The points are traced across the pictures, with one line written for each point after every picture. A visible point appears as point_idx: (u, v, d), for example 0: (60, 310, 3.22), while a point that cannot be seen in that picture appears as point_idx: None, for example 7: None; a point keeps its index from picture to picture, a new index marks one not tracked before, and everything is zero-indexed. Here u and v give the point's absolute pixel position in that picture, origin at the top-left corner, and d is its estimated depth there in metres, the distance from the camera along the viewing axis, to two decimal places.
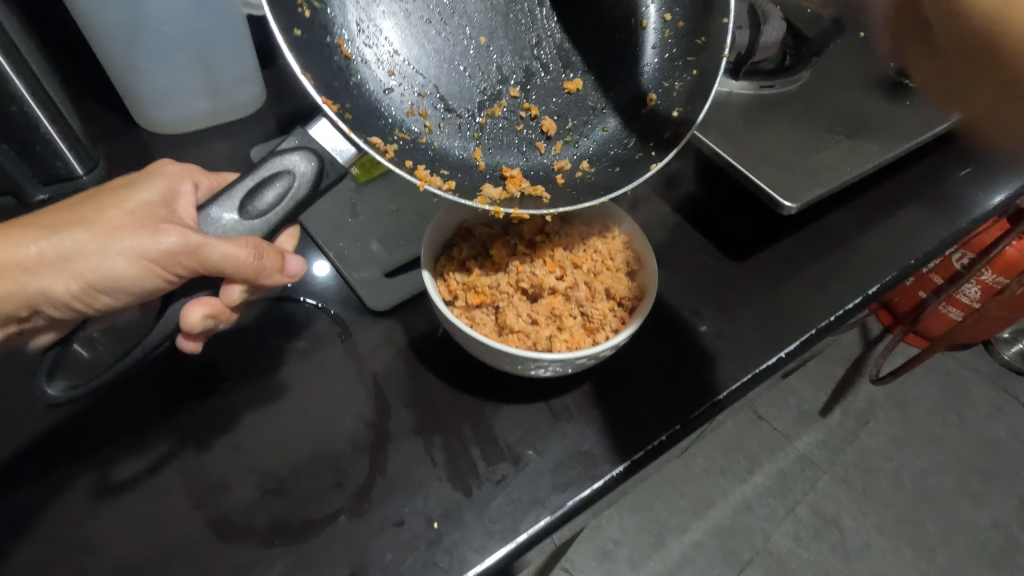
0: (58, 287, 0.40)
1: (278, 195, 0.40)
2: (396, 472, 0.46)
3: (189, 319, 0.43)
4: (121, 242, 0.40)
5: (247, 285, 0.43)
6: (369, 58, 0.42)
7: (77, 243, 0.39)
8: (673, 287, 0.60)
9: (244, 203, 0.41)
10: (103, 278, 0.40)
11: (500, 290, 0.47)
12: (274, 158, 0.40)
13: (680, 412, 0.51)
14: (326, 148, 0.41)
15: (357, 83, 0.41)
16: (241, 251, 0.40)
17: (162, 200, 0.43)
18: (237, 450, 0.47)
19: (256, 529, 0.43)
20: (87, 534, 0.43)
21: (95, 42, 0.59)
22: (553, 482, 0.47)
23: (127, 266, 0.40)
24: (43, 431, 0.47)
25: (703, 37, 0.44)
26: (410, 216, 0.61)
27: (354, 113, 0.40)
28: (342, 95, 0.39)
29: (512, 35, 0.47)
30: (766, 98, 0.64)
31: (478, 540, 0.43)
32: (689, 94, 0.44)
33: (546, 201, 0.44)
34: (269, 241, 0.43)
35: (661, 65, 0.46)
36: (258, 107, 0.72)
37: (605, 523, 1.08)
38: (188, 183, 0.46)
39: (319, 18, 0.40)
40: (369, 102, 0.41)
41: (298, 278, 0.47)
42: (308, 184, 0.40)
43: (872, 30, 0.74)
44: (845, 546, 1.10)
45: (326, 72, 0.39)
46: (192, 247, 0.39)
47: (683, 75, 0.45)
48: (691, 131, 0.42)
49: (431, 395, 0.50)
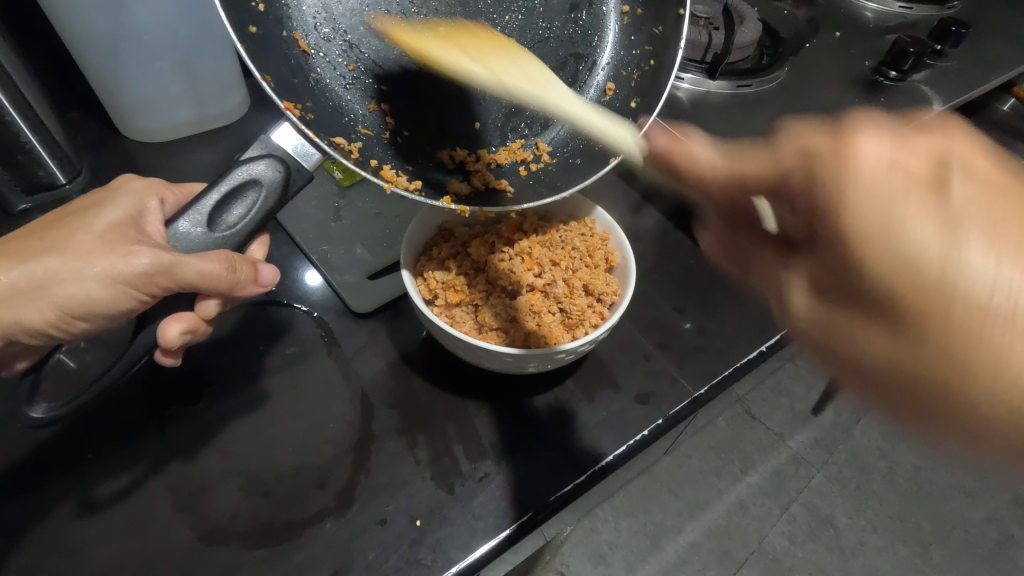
0: (33, 316, 0.40)
1: (248, 206, 0.41)
2: (380, 472, 0.46)
3: (168, 335, 0.43)
4: (94, 268, 0.40)
5: (223, 299, 0.44)
6: (328, 55, 0.42)
7: (52, 270, 0.40)
8: (656, 286, 0.61)
9: (213, 217, 0.41)
10: (76, 304, 0.41)
11: (478, 288, 0.47)
12: (239, 167, 0.40)
13: (663, 406, 0.52)
14: (291, 157, 0.42)
15: (314, 79, 0.41)
16: (215, 266, 0.41)
17: (132, 218, 0.43)
18: (220, 453, 0.47)
19: (238, 532, 0.43)
20: (69, 540, 0.42)
21: (76, 51, 0.59)
22: (536, 479, 0.47)
23: (103, 290, 0.40)
24: (22, 439, 0.47)
25: (660, 24, 0.43)
26: (393, 220, 0.61)
27: (314, 110, 0.39)
28: (303, 95, 0.39)
29: (469, 20, 0.45)
30: (744, 96, 0.65)
31: (461, 538, 0.44)
32: (647, 84, 0.43)
33: (511, 196, 0.42)
34: (241, 253, 0.44)
35: (624, 54, 0.46)
36: (241, 115, 0.73)
37: (600, 526, 1.08)
38: (154, 198, 0.46)
39: (273, 11, 0.39)
40: (329, 99, 0.41)
41: (271, 287, 0.48)
42: (276, 194, 0.41)
43: (849, 30, 0.76)
44: (840, 545, 1.11)
45: (285, 71, 0.39)
46: (166, 266, 0.39)
47: (643, 63, 0.44)
48: (653, 118, 0.40)
49: (415, 396, 0.50)
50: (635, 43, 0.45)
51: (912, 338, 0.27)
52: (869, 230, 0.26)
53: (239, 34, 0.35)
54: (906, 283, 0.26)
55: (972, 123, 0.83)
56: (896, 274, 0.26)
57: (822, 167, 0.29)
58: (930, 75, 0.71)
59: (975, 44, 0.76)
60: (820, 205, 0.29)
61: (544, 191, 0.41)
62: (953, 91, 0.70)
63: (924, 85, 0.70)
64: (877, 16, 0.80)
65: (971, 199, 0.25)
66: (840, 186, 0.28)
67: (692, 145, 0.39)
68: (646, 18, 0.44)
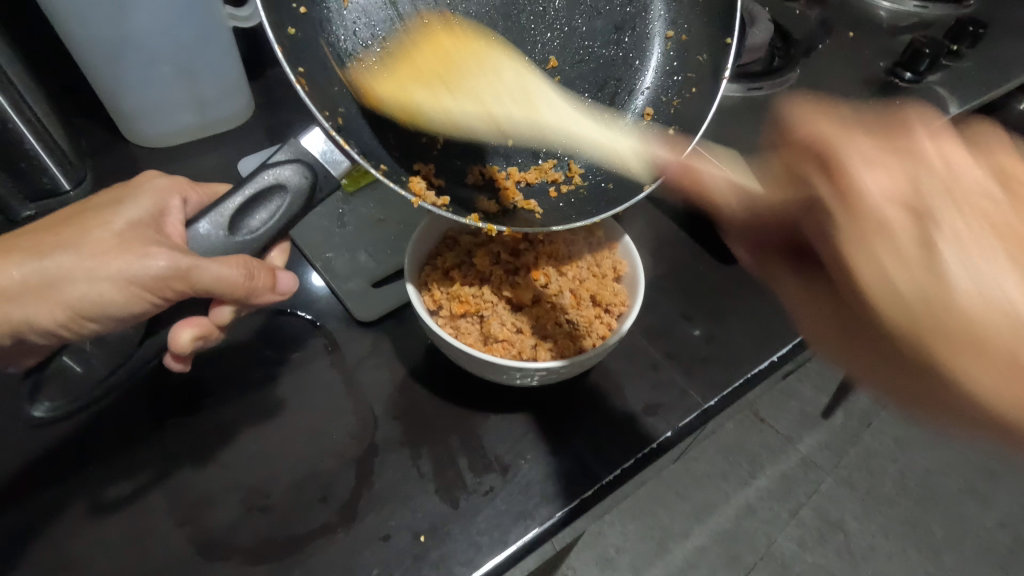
0: (44, 314, 0.40)
1: (272, 212, 0.40)
2: (384, 486, 0.45)
3: (179, 340, 0.43)
4: (107, 267, 0.39)
5: (237, 306, 0.43)
6: (365, 62, 0.40)
7: (66, 267, 0.39)
8: (665, 294, 0.60)
9: (234, 220, 0.41)
10: (87, 304, 0.40)
11: (484, 299, 0.46)
12: (264, 172, 0.39)
13: (671, 418, 0.51)
14: (319, 161, 0.40)
15: (351, 83, 0.39)
16: (231, 272, 0.40)
17: (152, 216, 0.43)
18: (222, 465, 0.46)
19: (241, 546, 0.42)
20: (70, 553, 0.42)
21: (80, 56, 0.59)
22: (542, 493, 0.46)
23: (114, 291, 0.40)
24: (23, 448, 0.46)
25: (705, 54, 0.43)
26: (397, 225, 0.60)
27: (350, 118, 0.37)
28: (338, 97, 0.37)
29: (512, 36, 0.44)
30: (754, 100, 0.64)
31: (465, 554, 0.43)
32: (688, 110, 0.43)
33: (538, 217, 0.42)
34: (258, 258, 0.43)
35: (665, 80, 0.45)
36: (246, 119, 0.72)
37: (606, 529, 1.07)
38: (176, 198, 0.45)
39: (314, 16, 0.38)
40: (366, 105, 0.39)
41: (289, 294, 0.47)
42: (302, 199, 0.40)
43: (862, 30, 0.74)
44: (849, 549, 1.10)
45: (324, 72, 0.37)
46: (182, 270, 0.39)
47: (684, 92, 0.44)
48: (689, 150, 0.41)
49: (419, 407, 0.50)
50: (675, 70, 0.45)
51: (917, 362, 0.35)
52: (877, 243, 0.35)
53: (277, 29, 0.34)
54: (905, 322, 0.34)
55: None
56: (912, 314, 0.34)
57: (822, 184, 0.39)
58: (946, 76, 0.70)
59: (993, 43, 0.75)
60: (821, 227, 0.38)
61: (541, 96, 0.44)
62: (971, 92, 0.68)
63: (940, 86, 0.68)
64: (891, 14, 0.78)
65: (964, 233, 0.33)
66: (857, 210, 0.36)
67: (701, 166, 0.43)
68: (692, 45, 0.44)
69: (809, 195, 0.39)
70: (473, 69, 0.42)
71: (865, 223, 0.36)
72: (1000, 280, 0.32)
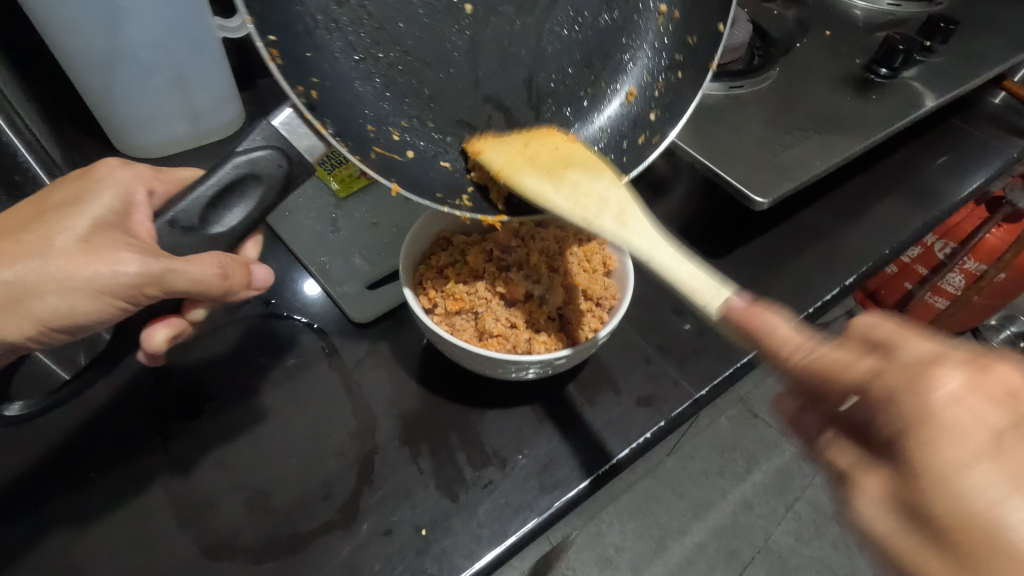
0: (12, 329, 0.40)
1: (246, 205, 0.41)
2: (384, 482, 0.46)
3: (152, 341, 0.44)
4: (80, 276, 0.39)
5: (211, 305, 0.45)
6: (344, 36, 0.39)
7: (31, 279, 0.39)
8: (654, 288, 0.61)
9: (205, 215, 0.40)
10: (58, 317, 0.40)
11: (478, 296, 0.47)
12: (238, 160, 0.39)
13: (665, 408, 0.52)
14: (291, 143, 0.40)
15: (327, 58, 0.39)
16: (207, 271, 0.41)
17: (117, 214, 0.42)
18: (223, 467, 0.47)
19: (245, 546, 0.43)
20: (75, 558, 0.42)
21: (70, 68, 0.59)
22: (541, 484, 0.47)
23: (86, 302, 0.40)
24: (23, 457, 0.46)
25: (693, 36, 0.45)
26: (391, 229, 0.61)
27: (321, 90, 0.38)
28: (312, 71, 0.38)
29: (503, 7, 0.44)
30: (736, 98, 0.65)
31: (466, 546, 0.44)
32: (671, 97, 0.46)
33: None
34: (232, 256, 0.44)
35: (652, 56, 0.47)
36: (237, 128, 0.73)
37: (605, 529, 1.08)
38: (142, 188, 0.45)
39: None
40: (344, 87, 0.39)
41: (263, 287, 0.49)
42: (276, 188, 0.40)
43: (838, 29, 0.77)
44: (845, 541, 1.11)
45: (294, 44, 0.37)
46: (156, 275, 0.39)
47: (670, 74, 0.46)
48: (666, 140, 0.44)
49: (417, 405, 0.50)
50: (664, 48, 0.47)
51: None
52: (921, 445, 0.24)
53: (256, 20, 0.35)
54: (954, 518, 0.23)
55: (965, 118, 0.83)
56: (960, 515, 0.22)
57: (907, 368, 0.25)
58: (921, 71, 0.72)
59: (966, 38, 0.77)
60: (880, 388, 0.26)
61: (632, 219, 0.42)
62: (945, 86, 0.70)
63: (914, 81, 0.70)
64: (867, 13, 0.80)
65: (963, 397, 0.24)
66: (915, 403, 0.24)
67: (769, 318, 0.32)
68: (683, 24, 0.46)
69: (859, 371, 0.28)
70: (580, 177, 0.43)
71: (922, 428, 0.24)
72: (998, 487, 0.22)
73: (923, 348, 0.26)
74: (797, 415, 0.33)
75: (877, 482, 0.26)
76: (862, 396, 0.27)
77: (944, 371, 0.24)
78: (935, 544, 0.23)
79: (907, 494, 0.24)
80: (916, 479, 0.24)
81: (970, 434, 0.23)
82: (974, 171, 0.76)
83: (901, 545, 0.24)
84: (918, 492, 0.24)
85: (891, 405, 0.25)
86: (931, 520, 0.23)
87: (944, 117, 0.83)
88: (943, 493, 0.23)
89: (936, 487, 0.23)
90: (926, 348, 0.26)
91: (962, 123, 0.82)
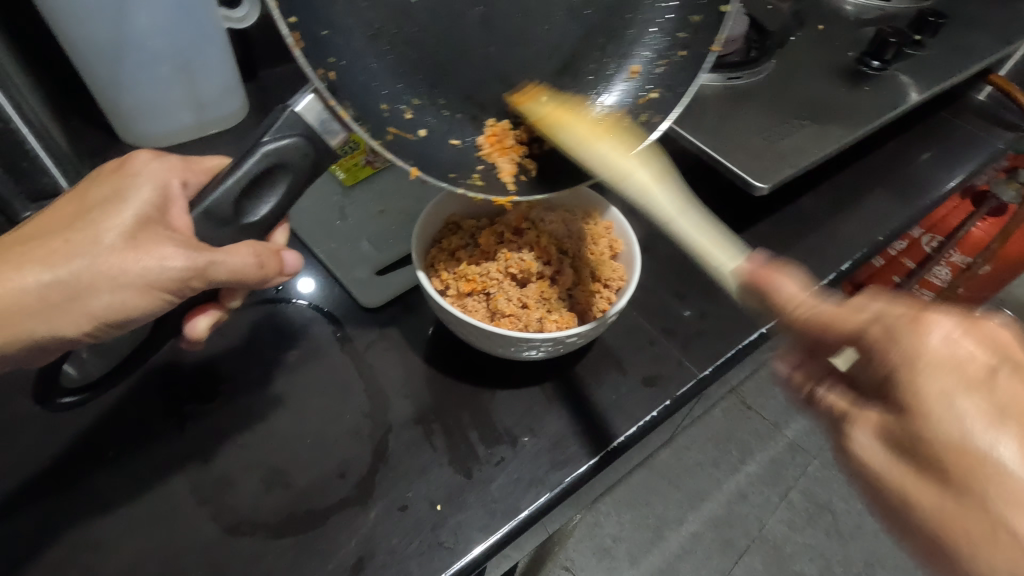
0: (65, 327, 0.40)
1: (279, 192, 0.40)
2: (399, 460, 0.47)
3: (196, 330, 0.46)
4: (128, 270, 0.39)
5: (246, 292, 0.45)
6: (359, 17, 0.40)
7: (84, 275, 0.39)
8: (657, 274, 0.62)
9: (239, 206, 0.40)
10: (111, 313, 0.41)
11: (490, 277, 0.48)
12: (264, 149, 0.38)
13: (670, 388, 0.53)
14: (317, 130, 0.39)
15: (344, 38, 0.39)
16: (242, 260, 0.41)
17: (157, 209, 0.42)
18: (239, 446, 0.47)
19: (263, 522, 0.44)
20: (95, 535, 0.43)
21: (77, 56, 0.59)
22: (551, 460, 0.48)
23: (137, 297, 0.40)
24: (39, 439, 0.47)
25: (698, 14, 0.46)
26: (398, 216, 0.62)
27: (339, 72, 0.38)
28: (328, 52, 0.38)
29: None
30: (735, 88, 0.67)
31: (481, 520, 0.45)
32: (676, 73, 0.45)
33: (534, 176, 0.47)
34: (263, 240, 0.44)
35: (658, 31, 0.47)
36: (240, 119, 0.74)
37: (603, 520, 1.09)
38: (177, 181, 0.45)
39: None
40: (360, 69, 0.40)
41: (293, 272, 0.49)
42: (306, 175, 0.40)
43: (831, 23, 0.79)
44: (838, 529, 1.13)
45: (310, 21, 0.37)
46: (199, 268, 0.40)
47: (672, 52, 0.46)
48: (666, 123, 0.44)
49: (428, 385, 0.51)
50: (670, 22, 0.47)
51: (948, 475, 0.30)
52: (927, 391, 0.31)
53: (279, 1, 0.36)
54: (947, 446, 0.30)
55: (953, 112, 0.86)
56: (951, 444, 0.30)
57: (882, 324, 0.33)
58: (911, 64, 0.74)
59: (954, 33, 0.79)
60: (886, 338, 0.32)
61: (665, 184, 0.45)
62: (934, 79, 0.73)
63: (904, 74, 0.72)
64: (858, 9, 0.82)
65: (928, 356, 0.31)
66: (913, 353, 0.31)
67: (780, 281, 0.36)
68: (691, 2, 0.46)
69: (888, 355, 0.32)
70: (612, 150, 0.44)
71: (928, 370, 0.31)
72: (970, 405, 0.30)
73: (877, 310, 0.34)
74: (797, 368, 0.39)
75: (867, 434, 0.33)
76: (852, 343, 0.34)
77: (838, 316, 0.35)
78: (922, 469, 0.31)
79: (905, 429, 0.31)
80: (909, 432, 0.31)
81: (941, 384, 0.30)
82: (961, 162, 0.79)
83: (906, 479, 0.31)
84: (926, 436, 0.30)
85: (887, 397, 0.32)
86: (940, 470, 0.30)
87: (932, 110, 0.85)
88: (937, 439, 0.30)
89: (940, 428, 0.30)
90: (884, 309, 0.34)
91: (950, 116, 0.85)
